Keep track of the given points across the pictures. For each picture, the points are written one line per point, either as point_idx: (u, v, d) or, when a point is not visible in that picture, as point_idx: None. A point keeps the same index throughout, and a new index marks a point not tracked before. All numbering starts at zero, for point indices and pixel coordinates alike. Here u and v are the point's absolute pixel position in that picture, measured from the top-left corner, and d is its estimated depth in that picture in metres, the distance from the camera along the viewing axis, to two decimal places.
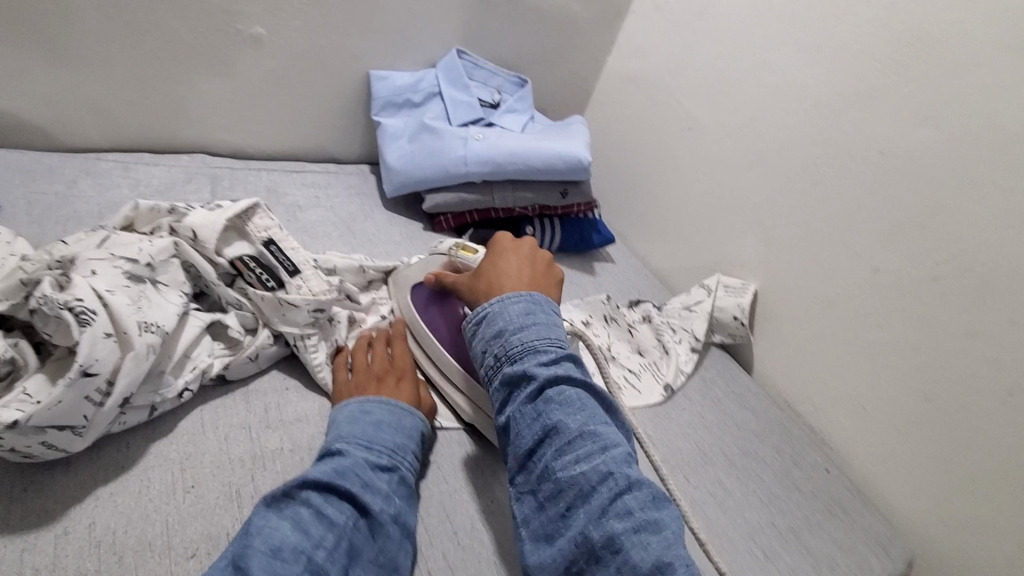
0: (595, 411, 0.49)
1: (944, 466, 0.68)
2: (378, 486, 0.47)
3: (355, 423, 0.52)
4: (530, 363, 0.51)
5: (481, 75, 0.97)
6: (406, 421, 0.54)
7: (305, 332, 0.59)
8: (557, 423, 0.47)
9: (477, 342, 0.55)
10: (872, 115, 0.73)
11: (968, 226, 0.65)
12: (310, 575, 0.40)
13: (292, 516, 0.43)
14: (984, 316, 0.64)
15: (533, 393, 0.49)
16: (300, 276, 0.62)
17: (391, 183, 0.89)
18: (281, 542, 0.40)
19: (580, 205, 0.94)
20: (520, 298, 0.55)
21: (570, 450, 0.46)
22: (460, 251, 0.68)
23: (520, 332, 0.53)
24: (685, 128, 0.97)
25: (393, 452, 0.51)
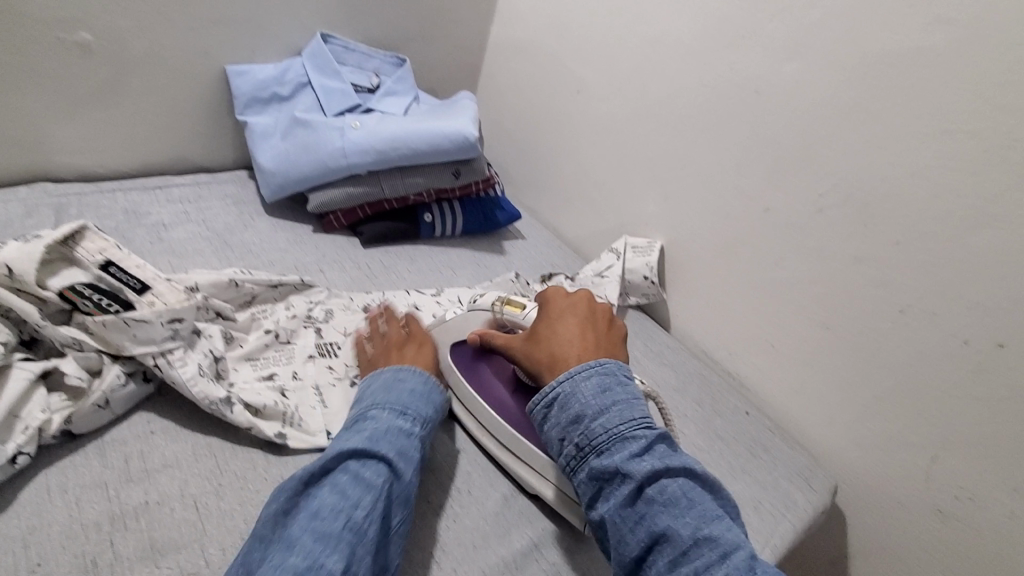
0: (705, 506, 0.45)
1: (853, 392, 0.69)
2: (408, 454, 0.50)
3: (391, 390, 0.55)
4: (620, 456, 0.47)
5: (353, 59, 0.91)
6: (433, 394, 0.57)
7: (165, 348, 0.52)
8: (665, 529, 0.44)
9: (550, 428, 0.52)
10: (744, 55, 0.72)
11: (844, 154, 0.65)
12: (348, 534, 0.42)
13: (334, 484, 0.45)
14: (867, 240, 0.65)
15: (631, 493, 0.45)
16: (152, 292, 0.55)
17: (268, 187, 0.82)
18: (322, 505, 0.43)
19: (477, 183, 0.89)
20: (593, 372, 0.51)
21: (687, 562, 0.43)
22: (506, 307, 0.62)
23: (602, 421, 0.49)
24: (574, 91, 0.94)
25: (422, 423, 0.53)
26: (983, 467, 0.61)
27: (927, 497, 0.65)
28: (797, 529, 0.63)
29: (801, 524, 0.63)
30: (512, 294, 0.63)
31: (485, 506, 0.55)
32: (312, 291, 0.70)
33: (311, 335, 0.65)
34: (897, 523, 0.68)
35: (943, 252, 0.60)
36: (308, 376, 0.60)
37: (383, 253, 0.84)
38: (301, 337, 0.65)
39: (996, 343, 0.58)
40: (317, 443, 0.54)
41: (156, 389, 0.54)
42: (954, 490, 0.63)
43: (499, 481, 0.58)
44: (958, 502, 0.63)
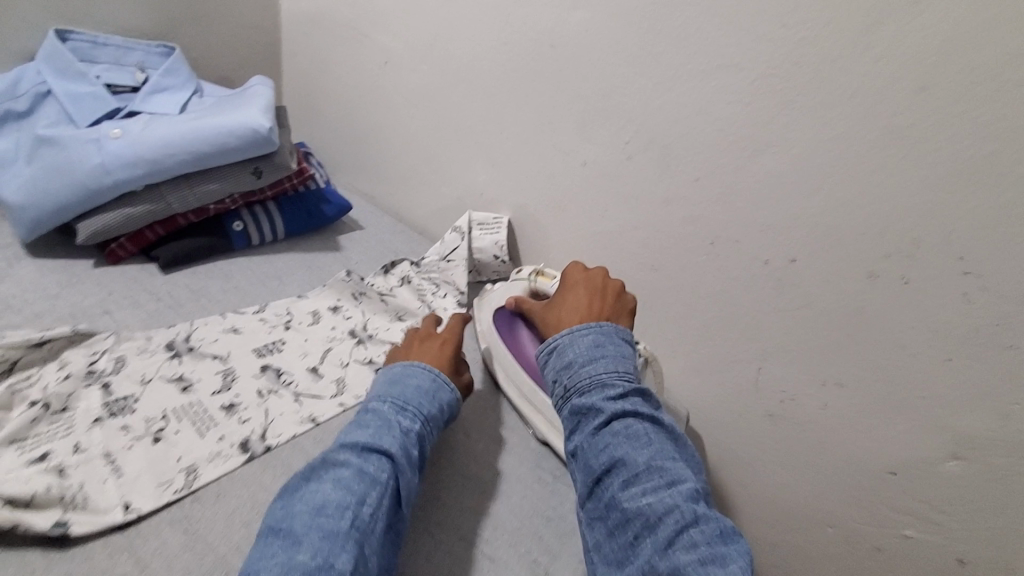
0: (665, 446, 0.47)
1: (687, 325, 0.73)
2: (410, 453, 0.49)
3: (397, 388, 0.55)
4: (596, 395, 0.49)
5: (107, 56, 0.77)
6: (441, 390, 0.57)
7: None
8: (623, 456, 0.46)
9: (547, 371, 0.54)
10: (534, 7, 0.69)
11: (639, 100, 0.66)
12: (355, 528, 0.41)
13: (334, 477, 0.45)
14: (672, 180, 0.67)
15: (600, 425, 0.48)
16: None
17: (20, 225, 0.67)
18: (326, 501, 0.42)
19: (289, 178, 0.80)
20: (589, 329, 0.54)
21: (637, 483, 0.45)
22: (537, 277, 0.69)
23: (590, 364, 0.51)
24: (381, 63, 0.87)
25: (426, 420, 0.53)
26: (795, 371, 0.67)
27: (759, 406, 0.72)
28: None
29: None
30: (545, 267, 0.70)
31: None
32: (95, 341, 0.60)
33: (94, 394, 0.55)
34: (741, 434, 0.75)
35: (734, 182, 0.63)
36: (96, 443, 0.51)
37: (191, 276, 0.73)
38: (83, 398, 0.55)
39: (790, 260, 0.63)
40: (110, 520, 0.46)
41: None
42: (779, 395, 0.69)
43: None
44: (784, 404, 0.69)
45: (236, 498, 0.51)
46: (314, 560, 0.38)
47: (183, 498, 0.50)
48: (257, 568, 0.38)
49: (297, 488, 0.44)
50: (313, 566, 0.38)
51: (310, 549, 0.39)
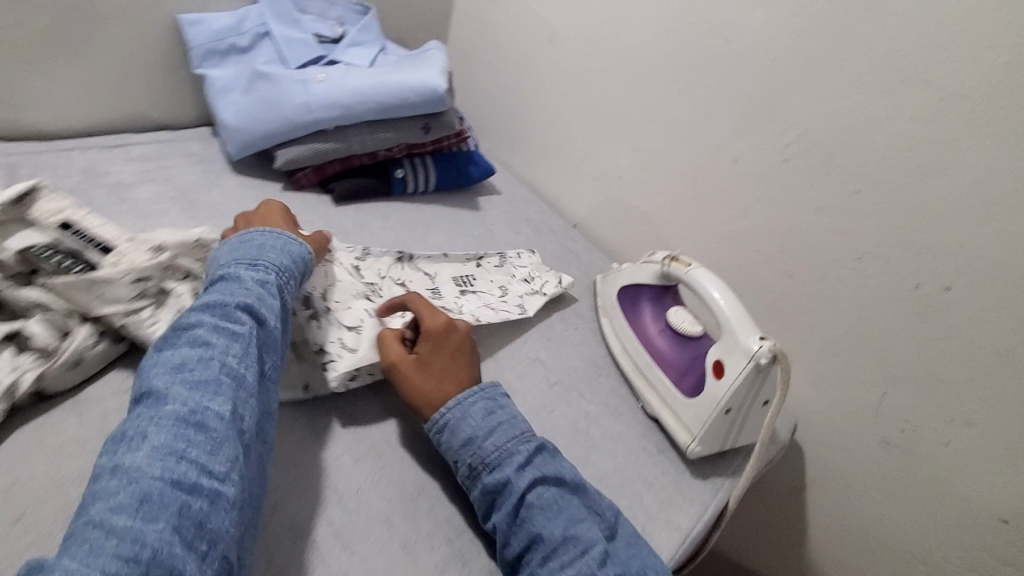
0: (575, 509, 0.49)
1: (813, 336, 0.73)
2: (267, 302, 0.47)
3: (239, 249, 0.50)
4: (505, 468, 0.49)
5: (316, 7, 0.87)
6: (290, 246, 0.53)
7: (134, 307, 0.53)
8: (541, 531, 0.47)
9: (445, 450, 0.52)
10: (715, 2, 0.71)
11: (809, 106, 0.66)
12: (226, 378, 0.41)
13: (190, 339, 0.42)
14: (828, 189, 0.67)
15: (517, 499, 0.48)
16: (116, 252, 0.55)
17: (232, 144, 0.79)
18: (185, 359, 0.40)
19: (449, 136, 0.88)
20: (477, 395, 0.54)
21: (555, 557, 0.46)
22: (673, 263, 0.68)
23: (491, 437, 0.51)
24: (545, 41, 0.92)
25: (279, 270, 0.50)
26: (927, 400, 0.65)
27: (875, 430, 0.70)
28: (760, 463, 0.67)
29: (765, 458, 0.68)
30: (679, 253, 0.69)
31: None
32: None
33: None
34: (851, 455, 0.73)
35: (897, 199, 0.62)
36: None
37: (356, 210, 0.83)
38: None
39: (943, 287, 0.61)
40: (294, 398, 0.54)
41: (129, 349, 0.54)
42: (899, 422, 0.68)
43: None
44: (903, 434, 0.68)
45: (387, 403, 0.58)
46: (185, 408, 0.38)
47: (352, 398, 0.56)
48: (124, 428, 0.37)
49: (148, 363, 0.42)
50: (184, 411, 0.38)
51: (180, 400, 0.38)
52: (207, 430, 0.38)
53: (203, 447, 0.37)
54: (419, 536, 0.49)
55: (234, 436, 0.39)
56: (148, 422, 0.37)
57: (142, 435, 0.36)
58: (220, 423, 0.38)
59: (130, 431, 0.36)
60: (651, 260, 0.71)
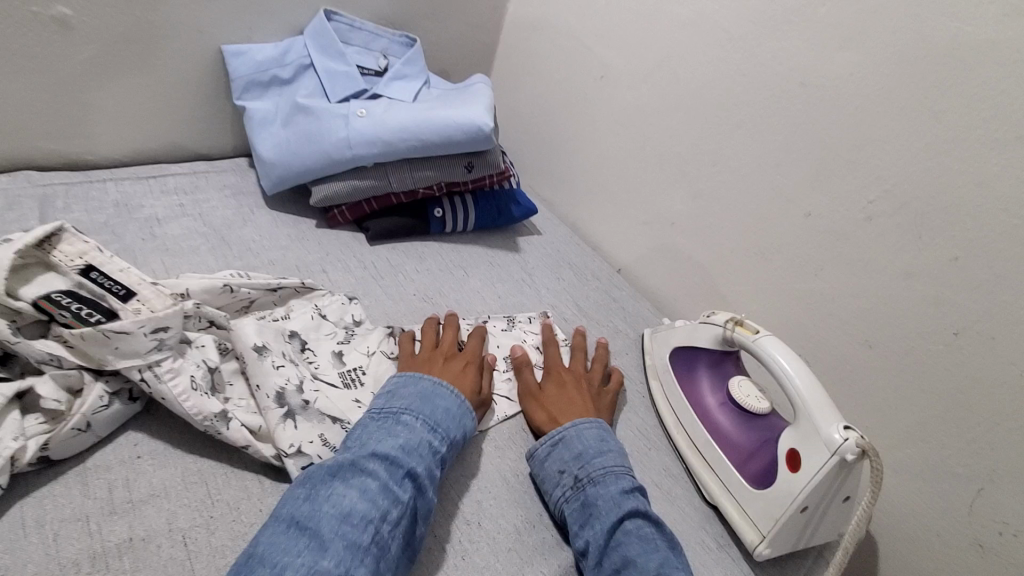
0: (671, 555, 0.48)
1: (894, 416, 0.64)
2: (431, 466, 0.48)
3: (426, 403, 0.52)
4: (610, 488, 0.51)
5: (360, 39, 0.84)
6: (468, 416, 0.55)
7: (153, 359, 0.48)
8: (637, 558, 0.46)
9: (552, 461, 0.54)
10: (791, 42, 0.65)
11: (899, 159, 0.59)
12: (375, 546, 0.41)
13: (360, 485, 0.43)
14: (920, 253, 0.59)
15: (614, 521, 0.48)
16: (138, 299, 0.51)
17: (268, 178, 0.76)
18: (352, 508, 0.42)
19: (492, 175, 0.83)
20: (594, 424, 0.57)
21: None
22: (737, 328, 0.61)
23: (600, 458, 0.53)
24: (597, 76, 0.87)
25: (450, 438, 0.51)
26: None
27: (970, 532, 0.61)
28: None
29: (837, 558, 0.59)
30: (745, 317, 0.62)
31: (497, 541, 0.50)
32: (314, 295, 0.65)
33: (309, 344, 0.59)
34: (938, 557, 0.63)
35: (1008, 271, 0.54)
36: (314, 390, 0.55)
37: (391, 251, 0.79)
38: (303, 344, 0.59)
39: None
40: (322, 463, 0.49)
41: (144, 408, 0.50)
42: (1001, 526, 0.58)
43: (511, 508, 0.54)
44: (1006, 540, 0.58)
45: None
46: (337, 568, 0.38)
47: None
48: (280, 560, 0.37)
49: (319, 485, 0.43)
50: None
51: (334, 557, 0.39)
52: None
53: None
54: None
55: None
56: (304, 569, 0.37)
57: None
58: None
59: (289, 572, 0.37)
60: (711, 321, 0.65)
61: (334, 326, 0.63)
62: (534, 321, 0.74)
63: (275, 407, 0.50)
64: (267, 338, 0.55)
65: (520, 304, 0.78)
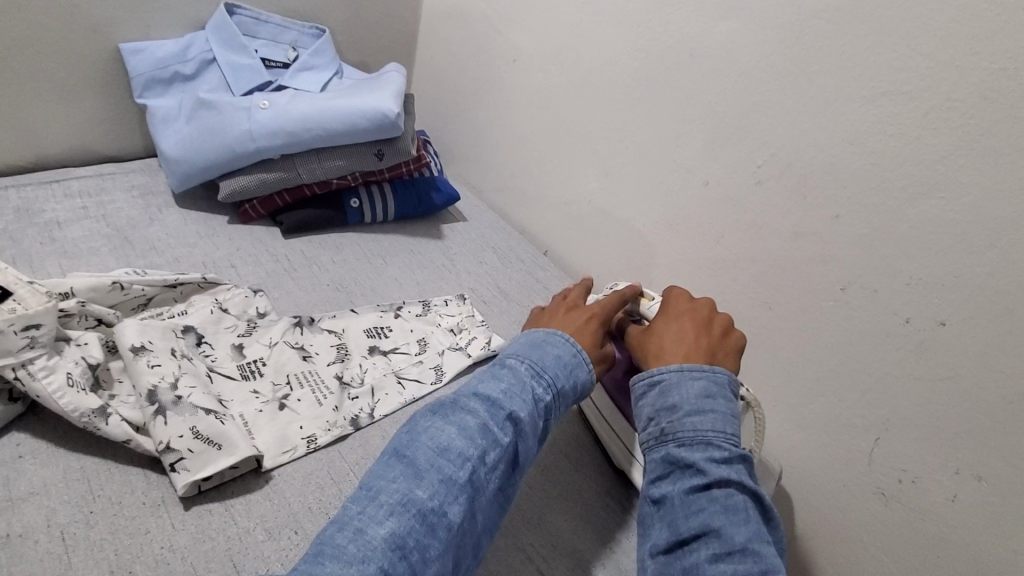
0: (764, 531, 0.41)
1: (796, 375, 0.66)
2: (538, 411, 0.46)
3: (536, 350, 0.50)
4: (701, 453, 0.43)
5: (267, 32, 0.83)
6: (582, 365, 0.52)
7: (24, 359, 0.47)
8: (720, 527, 0.40)
9: (644, 403, 0.49)
10: (678, 15, 0.66)
11: (781, 123, 0.60)
12: (469, 484, 0.40)
13: (459, 423, 0.42)
14: (806, 214, 0.61)
15: (699, 484, 0.42)
16: (13, 299, 0.50)
17: (174, 176, 0.75)
18: (450, 444, 0.41)
19: (408, 163, 0.84)
20: (702, 373, 0.48)
21: (730, 562, 0.38)
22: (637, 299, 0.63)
23: (696, 418, 0.45)
24: (510, 60, 0.88)
25: (564, 394, 0.49)
26: (926, 450, 0.58)
27: (870, 480, 0.63)
28: None
29: None
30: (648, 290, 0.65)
31: None
32: (218, 290, 0.64)
33: (208, 339, 0.59)
34: (845, 507, 0.66)
35: (883, 225, 0.56)
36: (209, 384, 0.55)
37: (307, 243, 0.78)
38: (200, 340, 0.58)
39: (937, 322, 0.55)
40: (208, 455, 0.48)
41: (24, 409, 0.49)
42: (896, 472, 0.60)
43: None
44: (901, 485, 0.60)
45: (314, 464, 0.53)
46: (429, 502, 0.38)
47: (279, 463, 0.52)
48: (375, 486, 0.39)
49: (420, 420, 0.44)
50: (427, 509, 0.38)
51: (428, 489, 0.39)
52: (434, 534, 0.37)
53: (428, 556, 0.36)
54: None
55: (451, 548, 0.38)
56: (393, 502, 0.37)
57: (388, 509, 0.37)
58: (445, 532, 0.38)
59: (383, 496, 0.38)
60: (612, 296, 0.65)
61: (237, 320, 0.62)
62: (445, 302, 0.74)
63: (145, 404, 0.49)
64: (151, 337, 0.54)
65: (439, 289, 0.78)
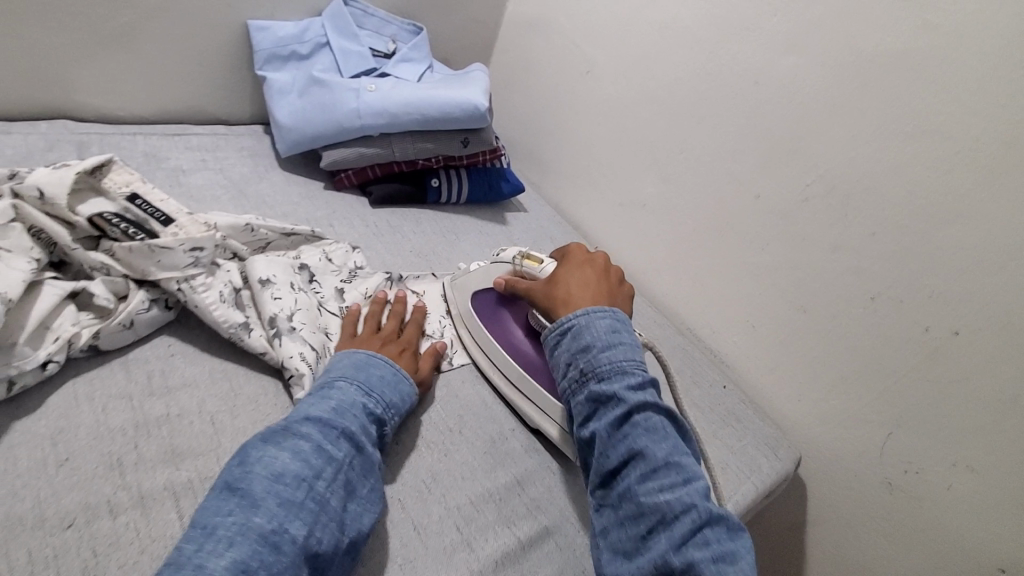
0: (678, 442, 0.52)
1: (821, 372, 0.75)
2: (369, 430, 0.50)
3: (362, 370, 0.54)
4: (619, 384, 0.53)
5: (372, 23, 0.93)
6: (404, 381, 0.57)
7: (188, 274, 0.56)
8: (643, 449, 0.50)
9: (560, 353, 0.58)
10: (746, 47, 0.76)
11: (831, 150, 0.70)
12: (310, 502, 0.42)
13: (294, 447, 0.44)
14: (846, 230, 0.70)
15: (621, 415, 0.51)
16: (175, 225, 0.59)
17: (283, 141, 0.85)
18: (284, 470, 0.43)
19: (485, 153, 0.92)
20: (605, 313, 0.58)
21: (655, 478, 0.49)
22: (525, 260, 0.68)
23: (609, 352, 0.55)
24: (583, 71, 0.97)
25: (387, 407, 0.53)
26: (930, 444, 0.66)
27: (878, 470, 0.71)
28: (759, 491, 0.68)
29: (763, 487, 0.69)
30: (530, 249, 0.70)
31: (474, 446, 0.59)
32: (324, 243, 0.73)
33: (320, 280, 0.68)
34: (853, 494, 0.74)
35: (912, 244, 0.65)
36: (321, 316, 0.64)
37: (392, 214, 0.87)
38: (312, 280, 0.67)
39: (951, 332, 0.63)
40: None
41: (175, 318, 0.58)
42: (902, 463, 0.69)
43: (490, 424, 0.62)
44: (904, 475, 0.68)
45: None
46: (269, 525, 0.40)
47: None
48: (210, 522, 0.39)
49: (251, 450, 0.44)
50: (267, 531, 0.39)
51: (267, 514, 0.40)
52: (278, 552, 0.39)
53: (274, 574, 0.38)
54: (430, 518, 0.52)
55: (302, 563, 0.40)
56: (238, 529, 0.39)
57: (229, 539, 0.38)
58: (291, 547, 0.40)
59: (221, 530, 0.38)
60: (503, 260, 0.72)
61: (339, 268, 0.71)
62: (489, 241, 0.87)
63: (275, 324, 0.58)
64: (275, 271, 0.62)
65: None
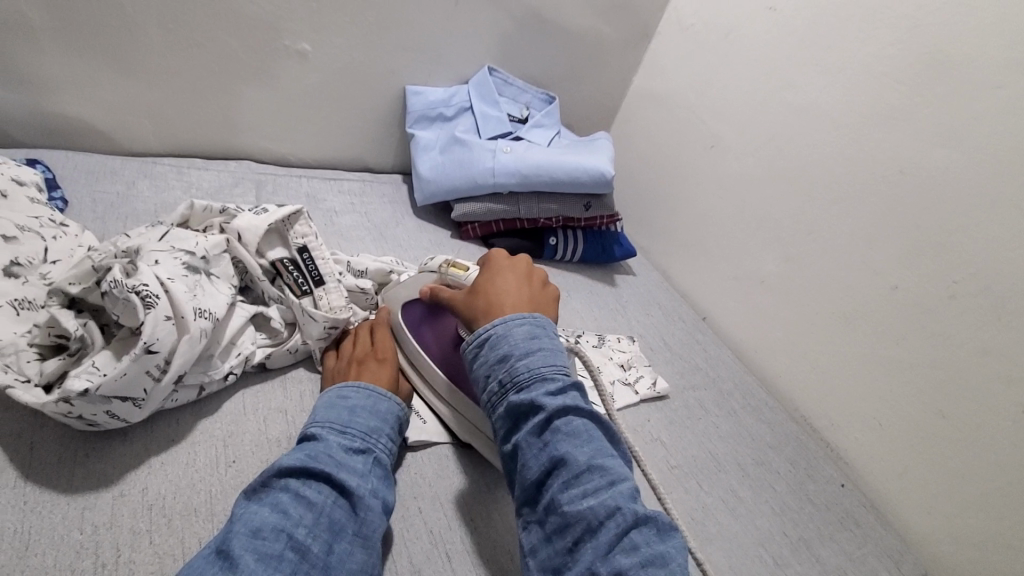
0: (603, 444, 0.46)
1: (959, 485, 0.68)
2: (350, 464, 0.47)
3: (334, 407, 0.52)
4: (538, 390, 0.46)
5: (510, 92, 1.01)
6: (383, 403, 0.55)
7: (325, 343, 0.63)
8: (565, 455, 0.44)
9: (479, 365, 0.51)
10: (889, 136, 0.75)
11: (984, 248, 0.66)
12: (291, 552, 0.40)
13: (273, 502, 0.42)
14: (1000, 334, 0.65)
15: (541, 423, 0.45)
16: (324, 287, 0.65)
17: (421, 192, 0.93)
18: (262, 525, 0.40)
19: (604, 217, 0.97)
20: (527, 320, 0.51)
21: (578, 485, 0.42)
22: (450, 268, 0.62)
23: (526, 358, 0.48)
24: (708, 145, 0.99)
25: (366, 436, 0.51)
26: None
27: None
28: None
29: None
30: (457, 257, 0.63)
31: None
32: None
33: None
34: None
35: None
36: None
37: None
38: None
39: None
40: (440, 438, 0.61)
41: None
42: None
43: None
44: None
45: None
46: None
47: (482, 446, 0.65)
48: None
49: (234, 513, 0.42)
50: None
51: (245, 569, 0.37)
52: None
53: None
54: None
55: None
56: None
57: None
58: None
59: None
60: (428, 268, 0.65)
61: None
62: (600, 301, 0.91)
63: None
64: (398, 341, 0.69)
65: (615, 329, 0.88)
